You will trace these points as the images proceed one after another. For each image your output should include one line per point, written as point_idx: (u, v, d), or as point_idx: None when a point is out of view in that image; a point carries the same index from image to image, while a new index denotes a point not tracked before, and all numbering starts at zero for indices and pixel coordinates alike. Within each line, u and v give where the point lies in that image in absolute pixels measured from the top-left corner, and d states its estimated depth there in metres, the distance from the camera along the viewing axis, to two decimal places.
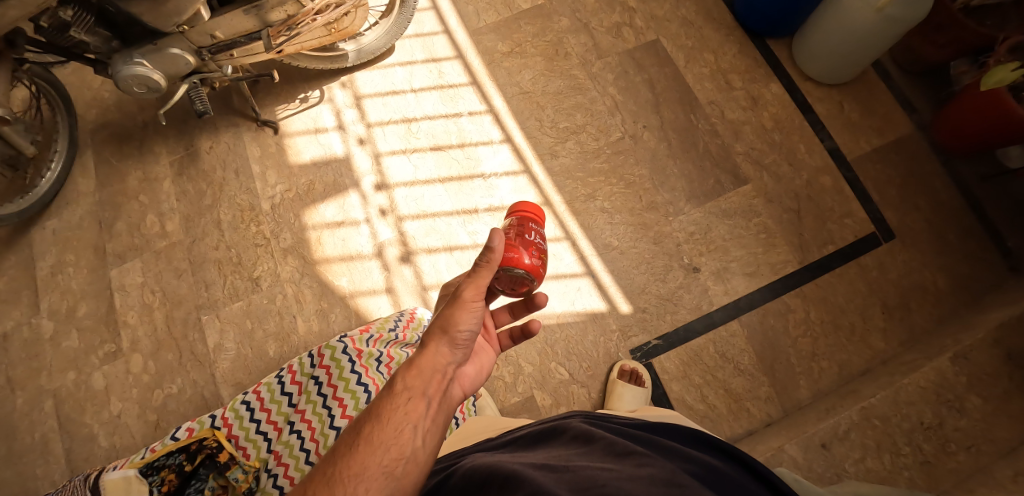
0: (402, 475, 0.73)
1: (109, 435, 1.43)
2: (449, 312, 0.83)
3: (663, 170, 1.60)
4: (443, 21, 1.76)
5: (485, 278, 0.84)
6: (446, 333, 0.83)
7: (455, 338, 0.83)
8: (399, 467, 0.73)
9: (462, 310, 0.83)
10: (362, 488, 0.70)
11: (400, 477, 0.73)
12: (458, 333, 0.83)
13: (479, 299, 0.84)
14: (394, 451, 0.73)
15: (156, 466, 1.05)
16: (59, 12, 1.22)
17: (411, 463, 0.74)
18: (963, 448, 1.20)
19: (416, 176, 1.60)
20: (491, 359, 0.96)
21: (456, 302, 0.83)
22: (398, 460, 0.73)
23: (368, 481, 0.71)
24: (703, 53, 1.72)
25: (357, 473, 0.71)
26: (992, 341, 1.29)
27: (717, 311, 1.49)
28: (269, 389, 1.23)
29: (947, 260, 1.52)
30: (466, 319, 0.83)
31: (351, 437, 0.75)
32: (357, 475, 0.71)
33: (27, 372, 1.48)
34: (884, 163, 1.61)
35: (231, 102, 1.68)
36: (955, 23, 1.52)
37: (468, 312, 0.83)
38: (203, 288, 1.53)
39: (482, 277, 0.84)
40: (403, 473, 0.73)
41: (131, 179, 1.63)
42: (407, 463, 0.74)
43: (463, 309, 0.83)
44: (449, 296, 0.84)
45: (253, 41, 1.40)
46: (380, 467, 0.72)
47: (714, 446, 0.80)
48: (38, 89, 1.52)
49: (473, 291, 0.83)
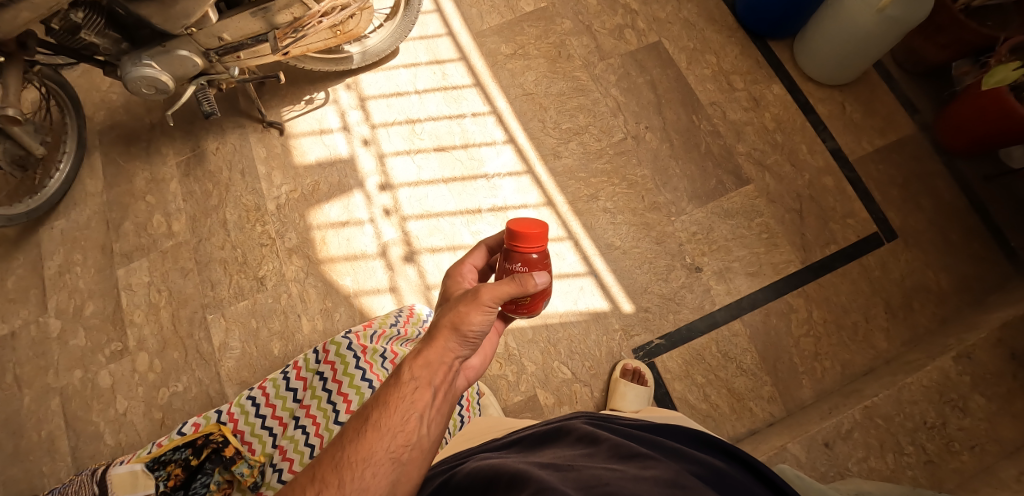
0: (407, 461, 0.75)
1: (115, 433, 1.44)
2: (462, 310, 0.79)
3: (665, 170, 1.61)
4: (447, 24, 1.78)
5: (507, 289, 0.82)
6: (455, 328, 0.80)
7: (465, 334, 0.81)
8: (405, 453, 0.74)
9: (476, 310, 0.80)
10: (369, 473, 0.71)
11: (405, 463, 0.74)
12: (471, 332, 0.81)
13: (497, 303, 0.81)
14: (400, 438, 0.74)
15: (163, 460, 1.08)
16: (70, 14, 1.25)
17: (416, 450, 0.75)
18: (966, 448, 1.21)
19: (420, 176, 1.62)
20: (494, 345, 0.96)
21: (466, 299, 0.80)
22: (404, 447, 0.74)
23: (375, 466, 0.72)
24: (705, 55, 1.73)
25: (364, 458, 0.72)
26: (996, 340, 1.29)
27: (720, 310, 1.50)
28: (274, 385, 1.24)
29: (950, 260, 1.52)
30: (480, 318, 0.80)
31: (358, 422, 0.76)
32: (364, 460, 0.72)
33: (34, 371, 1.50)
34: (886, 163, 1.61)
35: (237, 103, 1.70)
36: (956, 24, 1.52)
37: (485, 316, 0.80)
38: (209, 288, 1.55)
39: (502, 289, 0.82)
40: (407, 459, 0.75)
41: (138, 179, 1.65)
42: (412, 449, 0.75)
43: (477, 310, 0.80)
44: (467, 296, 0.80)
45: (260, 42, 1.42)
46: (386, 453, 0.73)
47: (718, 447, 0.79)
48: (48, 90, 1.54)
49: (492, 297, 0.80)
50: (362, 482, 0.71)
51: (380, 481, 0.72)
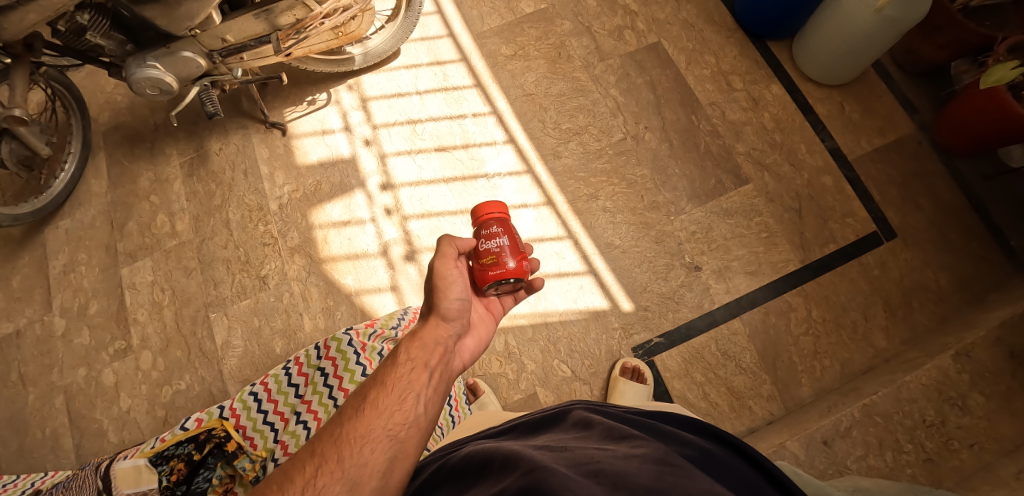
0: (405, 439, 0.75)
1: (118, 430, 1.46)
2: (433, 287, 0.88)
3: (665, 170, 1.62)
4: (447, 25, 1.79)
5: (451, 249, 0.89)
6: (436, 306, 0.87)
7: (445, 310, 0.88)
8: (402, 431, 0.76)
9: (445, 279, 0.87)
10: (368, 449, 0.72)
11: (403, 441, 0.75)
12: (449, 303, 0.88)
13: (456, 266, 0.89)
14: (398, 416, 0.76)
15: (166, 455, 1.10)
16: (76, 16, 1.26)
17: (414, 428, 0.76)
18: (966, 446, 1.21)
19: (420, 176, 1.63)
20: (490, 331, 0.98)
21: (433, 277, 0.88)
22: (401, 425, 0.76)
23: (374, 442, 0.73)
24: (704, 56, 1.74)
25: (363, 435, 0.73)
26: (994, 339, 1.29)
27: (719, 309, 1.50)
28: (276, 381, 1.25)
29: (949, 259, 1.52)
30: (451, 288, 0.88)
31: (357, 402, 0.77)
32: (362, 436, 0.73)
33: (39, 369, 1.51)
34: (885, 162, 1.62)
35: (240, 104, 1.72)
36: (954, 24, 1.53)
37: (449, 281, 0.88)
38: (211, 286, 1.56)
39: (446, 249, 0.88)
40: (406, 436, 0.75)
41: (142, 180, 1.67)
42: (410, 427, 0.76)
43: (444, 283, 0.88)
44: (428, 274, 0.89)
45: (262, 44, 1.43)
46: (385, 430, 0.74)
47: (710, 433, 0.79)
48: (54, 91, 1.55)
49: (444, 261, 0.88)
50: (361, 458, 0.72)
51: (379, 457, 0.73)
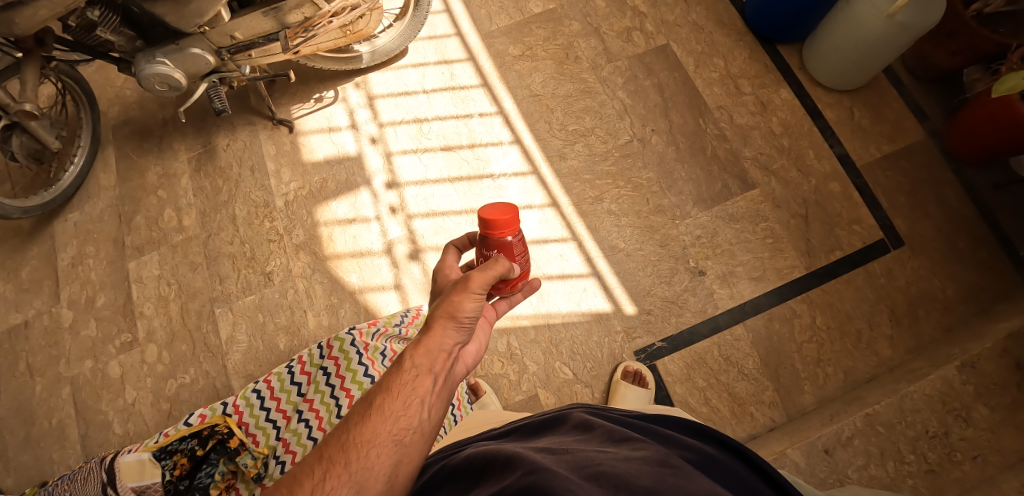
0: (409, 444, 0.75)
1: (123, 422, 1.47)
2: (455, 297, 0.83)
3: (671, 173, 1.62)
4: (455, 24, 1.79)
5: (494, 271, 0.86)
6: (451, 316, 0.83)
7: (461, 321, 0.84)
8: (406, 436, 0.75)
9: (465, 295, 0.83)
10: (374, 454, 0.72)
11: (408, 445, 0.75)
12: (464, 316, 0.83)
13: (484, 286, 0.85)
14: (403, 422, 0.75)
15: (169, 450, 1.11)
16: (87, 12, 1.28)
17: (418, 434, 0.76)
18: (968, 458, 1.20)
19: (426, 175, 1.63)
20: (488, 334, 0.99)
21: (457, 287, 0.84)
22: (406, 430, 0.75)
23: (380, 446, 0.73)
24: (713, 59, 1.73)
25: (369, 440, 0.73)
26: (1000, 351, 1.28)
27: (723, 314, 1.50)
28: (280, 379, 1.28)
29: (957, 268, 1.51)
30: (472, 304, 0.84)
31: (363, 405, 0.76)
32: (368, 441, 0.73)
33: (46, 359, 1.53)
34: (894, 170, 1.60)
35: (248, 100, 1.73)
36: (967, 30, 1.51)
37: (475, 298, 0.84)
38: (217, 281, 1.57)
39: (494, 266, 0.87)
40: (410, 441, 0.75)
41: (151, 174, 1.68)
42: (414, 433, 0.76)
43: (468, 296, 0.84)
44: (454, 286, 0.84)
45: (271, 42, 1.44)
46: (390, 435, 0.74)
47: (710, 436, 0.79)
48: (64, 86, 1.57)
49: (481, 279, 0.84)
50: (367, 463, 0.72)
51: (384, 461, 0.73)
